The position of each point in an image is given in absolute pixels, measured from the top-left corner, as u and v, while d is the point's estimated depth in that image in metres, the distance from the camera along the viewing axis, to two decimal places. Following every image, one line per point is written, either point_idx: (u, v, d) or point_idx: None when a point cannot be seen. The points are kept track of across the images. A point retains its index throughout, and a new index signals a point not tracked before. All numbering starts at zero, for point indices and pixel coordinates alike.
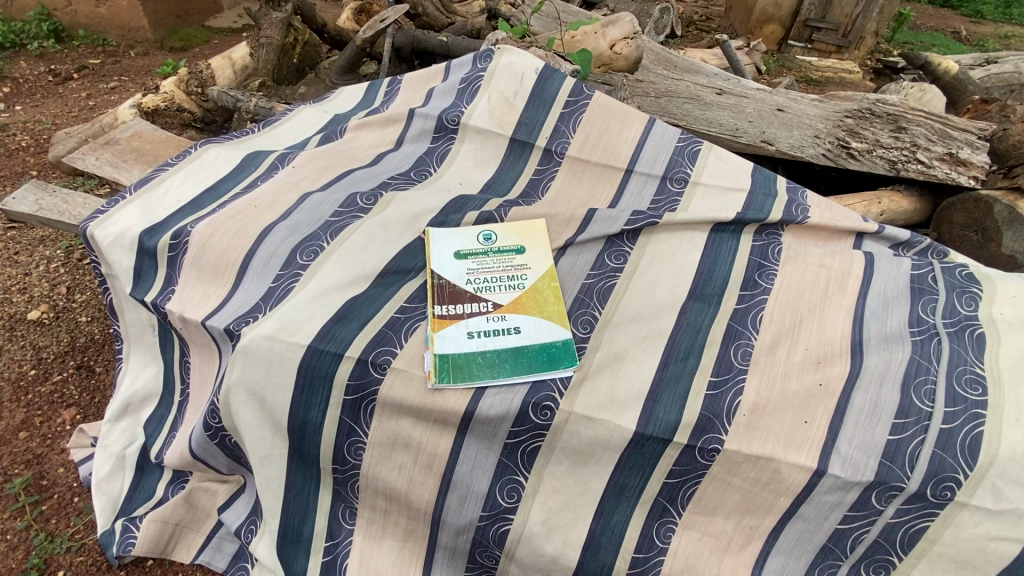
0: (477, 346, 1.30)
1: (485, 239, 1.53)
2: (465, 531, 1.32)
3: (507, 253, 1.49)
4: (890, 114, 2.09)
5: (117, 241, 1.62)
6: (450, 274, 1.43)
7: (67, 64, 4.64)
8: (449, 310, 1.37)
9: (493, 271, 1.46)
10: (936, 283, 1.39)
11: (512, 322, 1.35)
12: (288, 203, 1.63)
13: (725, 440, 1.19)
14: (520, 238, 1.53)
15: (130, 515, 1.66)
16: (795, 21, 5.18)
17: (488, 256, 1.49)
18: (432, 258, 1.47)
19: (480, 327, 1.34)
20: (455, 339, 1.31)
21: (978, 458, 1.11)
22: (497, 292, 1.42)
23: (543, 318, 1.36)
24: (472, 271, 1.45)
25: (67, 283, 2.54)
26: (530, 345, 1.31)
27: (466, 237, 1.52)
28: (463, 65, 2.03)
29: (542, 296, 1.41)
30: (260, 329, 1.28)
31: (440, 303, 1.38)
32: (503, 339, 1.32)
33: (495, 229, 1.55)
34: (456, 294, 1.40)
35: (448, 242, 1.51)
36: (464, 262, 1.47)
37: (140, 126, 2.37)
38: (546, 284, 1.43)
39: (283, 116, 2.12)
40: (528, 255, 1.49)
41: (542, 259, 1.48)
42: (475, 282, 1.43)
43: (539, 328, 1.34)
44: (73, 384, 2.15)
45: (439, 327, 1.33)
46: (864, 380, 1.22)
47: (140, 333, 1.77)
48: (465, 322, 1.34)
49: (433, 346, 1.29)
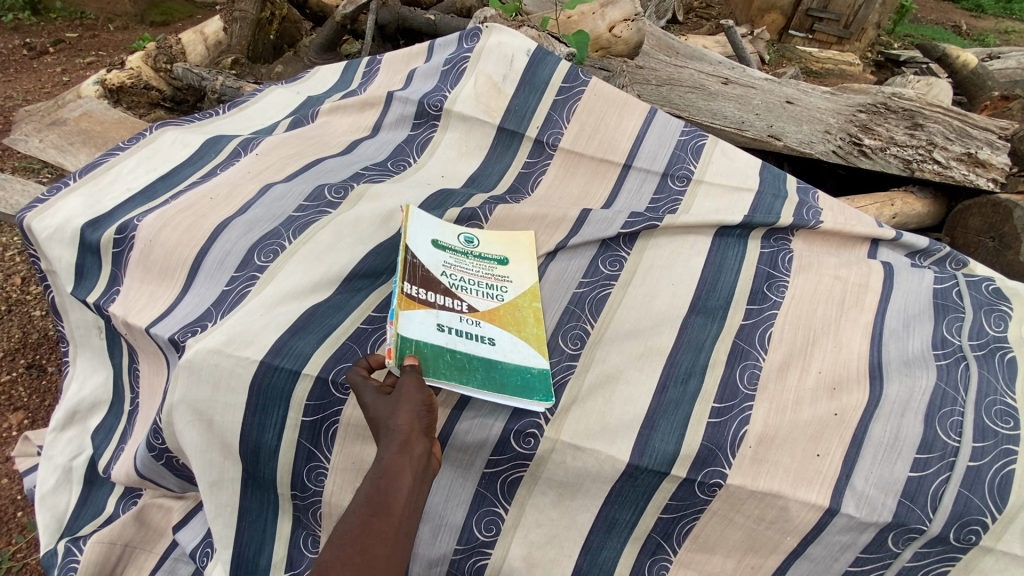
0: (447, 342, 1.12)
1: (469, 240, 1.36)
2: (439, 565, 1.19)
3: (489, 260, 1.34)
4: (906, 109, 1.96)
5: (56, 234, 1.46)
6: (426, 259, 1.26)
7: (41, 37, 4.36)
8: (420, 293, 1.19)
9: (472, 275, 1.29)
10: (961, 299, 1.27)
11: (485, 332, 1.19)
12: (247, 195, 1.46)
13: (728, 475, 1.07)
14: (506, 249, 1.36)
15: (75, 534, 1.53)
16: (797, 10, 5.02)
17: (469, 256, 1.33)
18: (407, 233, 1.28)
19: (452, 323, 1.17)
20: (423, 327, 1.13)
21: (1007, 501, 1.00)
22: (473, 296, 1.25)
23: (519, 337, 1.20)
24: (448, 264, 1.29)
25: (22, 274, 2.36)
26: (506, 362, 1.14)
27: (450, 231, 1.36)
28: (447, 44, 1.85)
29: (522, 314, 1.25)
30: (206, 341, 1.12)
31: (411, 282, 1.20)
32: (476, 345, 1.15)
33: (482, 233, 1.39)
34: (429, 279, 1.23)
35: (430, 226, 1.35)
36: (441, 253, 1.30)
37: (91, 105, 2.17)
38: (528, 306, 1.27)
39: (249, 97, 1.94)
40: (511, 268, 1.33)
41: (526, 275, 1.32)
42: (450, 275, 1.26)
43: (515, 347, 1.18)
44: (22, 384, 1.99)
45: (408, 307, 1.15)
46: (884, 409, 1.09)
47: (87, 334, 1.61)
48: (435, 312, 1.17)
49: (400, 321, 1.11)
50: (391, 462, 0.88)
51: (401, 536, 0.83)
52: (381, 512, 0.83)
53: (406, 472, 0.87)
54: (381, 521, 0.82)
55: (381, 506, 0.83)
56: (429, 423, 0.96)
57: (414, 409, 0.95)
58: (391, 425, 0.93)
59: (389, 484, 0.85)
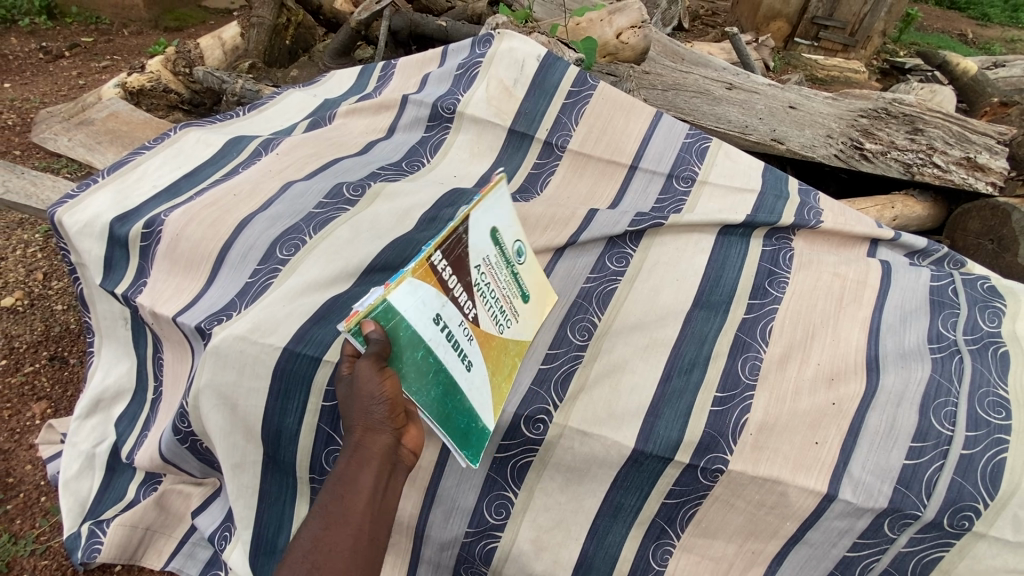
0: (432, 340, 0.97)
1: (518, 254, 1.19)
2: (450, 546, 1.26)
3: (517, 287, 1.18)
4: (906, 115, 2.01)
5: (86, 228, 1.53)
6: (474, 240, 1.06)
7: (58, 42, 4.47)
8: (445, 271, 0.99)
9: (496, 288, 1.12)
10: (956, 296, 1.31)
11: (471, 351, 1.05)
12: (269, 192, 1.52)
13: (730, 460, 1.11)
14: (534, 287, 1.24)
15: (98, 518, 1.58)
16: (802, 18, 5.06)
17: (508, 268, 1.16)
18: (480, 204, 1.06)
19: (451, 322, 1.00)
20: (423, 307, 0.95)
21: (999, 487, 1.04)
22: (486, 311, 1.08)
23: (490, 382, 1.09)
24: (489, 257, 1.10)
25: (44, 269, 2.43)
26: (466, 399, 1.03)
27: (512, 231, 1.18)
28: (461, 49, 1.91)
29: (505, 357, 1.13)
30: (232, 329, 1.18)
31: (442, 252, 0.98)
32: (455, 360, 1.01)
33: (529, 257, 1.24)
34: (463, 262, 1.02)
35: (501, 209, 1.15)
36: (490, 246, 1.10)
37: (117, 106, 2.27)
38: (511, 356, 1.16)
39: (269, 100, 2.01)
40: (525, 309, 1.20)
41: (528, 326, 1.20)
42: (481, 271, 1.08)
43: (481, 388, 1.07)
44: (46, 375, 2.06)
45: (423, 277, 0.95)
46: (880, 399, 1.13)
47: (112, 325, 1.68)
48: (443, 301, 0.99)
49: (400, 287, 0.91)
50: (347, 465, 0.88)
51: (361, 541, 0.84)
52: (335, 522, 0.83)
53: (361, 475, 0.87)
54: (336, 532, 0.83)
55: (337, 515, 0.84)
56: (388, 413, 0.90)
57: (366, 403, 0.89)
58: (348, 421, 0.91)
59: (345, 490, 0.86)
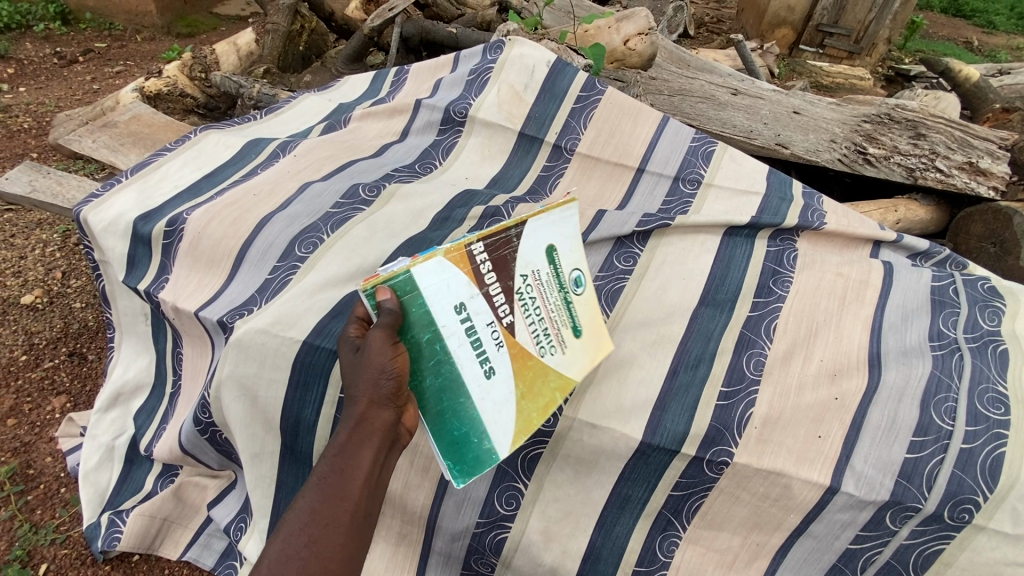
0: (446, 326, 1.01)
1: (576, 284, 1.12)
2: (461, 537, 1.30)
3: (570, 318, 1.11)
4: (909, 120, 2.05)
5: (110, 226, 1.58)
6: (525, 250, 1.07)
7: (72, 47, 4.56)
8: (483, 266, 1.03)
9: (544, 307, 1.08)
10: (957, 296, 1.34)
11: (495, 360, 1.03)
12: (288, 192, 1.57)
13: (735, 453, 1.14)
14: (592, 326, 1.13)
15: (117, 508, 1.63)
16: (807, 26, 5.11)
17: (561, 293, 1.11)
18: (537, 217, 1.09)
19: (474, 316, 1.02)
20: (443, 291, 1.00)
21: (998, 481, 1.07)
22: (525, 323, 1.05)
23: (515, 402, 1.04)
24: (539, 271, 1.09)
25: (62, 268, 2.49)
26: (471, 406, 1.02)
27: (573, 257, 1.13)
28: (472, 55, 1.97)
29: (541, 385, 1.06)
30: (254, 322, 1.23)
31: (485, 246, 1.04)
32: (471, 358, 1.02)
33: (591, 291, 1.15)
34: (506, 264, 1.05)
35: (564, 231, 1.13)
36: (545, 262, 1.10)
37: (138, 108, 2.39)
38: (552, 389, 1.07)
39: (285, 104, 2.07)
40: (575, 343, 1.10)
41: (579, 363, 1.09)
42: (526, 283, 1.07)
43: (500, 404, 1.03)
44: (65, 371, 2.11)
45: (456, 262, 1.02)
46: (881, 395, 1.16)
47: (132, 321, 1.73)
48: (473, 293, 1.02)
49: (425, 264, 0.99)
50: (346, 440, 0.90)
51: (358, 517, 0.86)
52: (333, 497, 0.85)
53: (361, 452, 0.89)
54: (334, 507, 0.84)
55: (336, 490, 0.86)
56: (394, 389, 0.92)
57: (373, 377, 0.92)
58: (352, 393, 0.93)
59: (344, 466, 0.88)
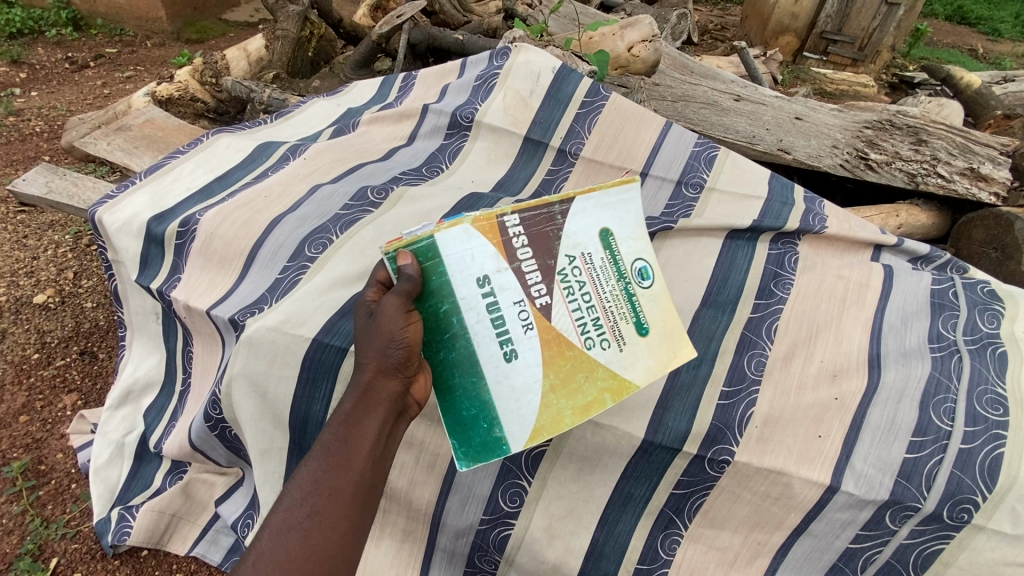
0: (465, 300, 0.97)
1: (640, 276, 1.04)
2: (465, 534, 1.31)
3: (632, 313, 1.03)
4: (910, 127, 2.06)
5: (124, 226, 1.62)
6: (572, 229, 1.01)
7: (83, 52, 4.64)
8: (516, 238, 0.99)
9: (594, 295, 1.02)
10: (957, 298, 1.36)
11: (519, 343, 0.98)
12: (298, 194, 1.61)
13: (736, 452, 1.16)
14: (661, 325, 1.04)
15: (127, 504, 1.65)
16: (811, 33, 5.14)
17: (620, 283, 1.03)
18: (588, 193, 1.02)
19: (498, 292, 0.97)
20: (467, 261, 0.96)
21: (997, 481, 1.08)
22: (566, 307, 1.00)
23: (546, 393, 0.99)
24: (591, 255, 1.02)
25: (74, 269, 2.53)
26: (484, 388, 0.98)
27: (635, 245, 1.05)
28: (479, 62, 2.00)
29: (583, 381, 1.00)
30: (264, 321, 1.26)
31: (522, 219, 0.99)
32: (490, 337, 0.98)
33: (659, 285, 1.06)
34: (545, 241, 1.00)
35: (623, 213, 1.05)
36: (599, 245, 1.02)
37: (152, 113, 2.47)
38: (598, 387, 1.00)
39: (295, 108, 2.11)
40: (640, 342, 1.03)
41: (639, 366, 1.02)
42: (574, 265, 1.01)
43: (524, 391, 0.98)
44: (76, 369, 2.15)
45: (483, 232, 0.97)
46: (881, 395, 1.18)
47: (144, 320, 1.76)
48: (501, 267, 0.98)
49: (450, 230, 0.96)
50: (352, 409, 0.90)
51: (362, 487, 0.86)
52: (337, 468, 0.85)
53: (366, 423, 0.89)
54: (337, 476, 0.85)
55: (341, 460, 0.86)
56: (403, 360, 0.92)
57: (383, 345, 0.92)
58: (359, 361, 0.94)
59: (349, 436, 0.88)
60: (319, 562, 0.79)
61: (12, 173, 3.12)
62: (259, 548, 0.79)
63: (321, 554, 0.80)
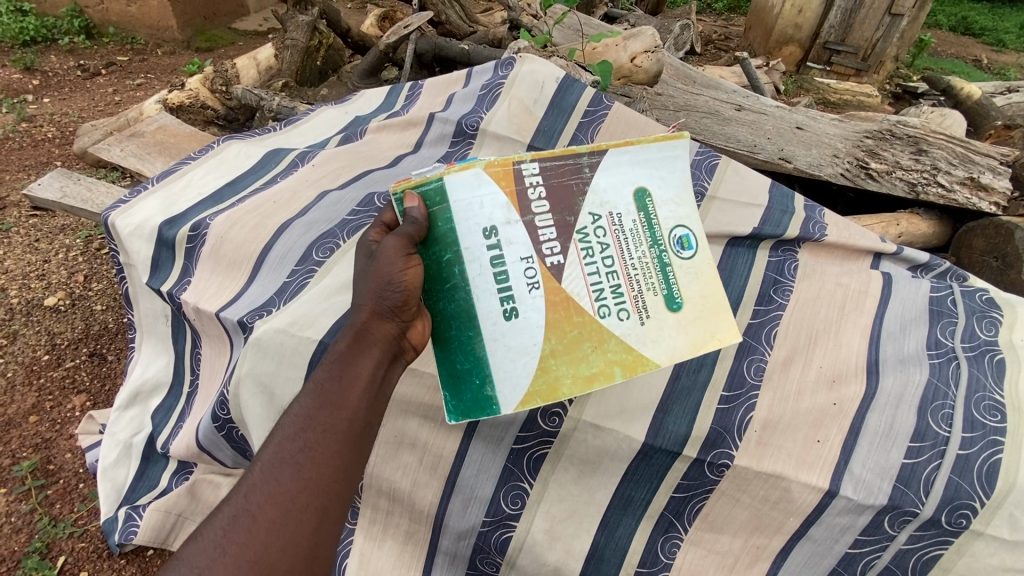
0: (469, 250, 0.93)
1: (679, 245, 0.95)
2: (467, 536, 1.33)
3: (663, 284, 0.95)
4: (910, 136, 2.10)
5: (136, 230, 1.66)
6: (600, 187, 0.95)
7: (96, 60, 4.72)
8: (532, 188, 0.93)
9: (618, 259, 0.94)
10: (955, 306, 1.38)
11: (522, 302, 0.93)
12: (306, 200, 1.64)
13: (735, 456, 1.18)
14: (699, 302, 0.95)
15: (133, 503, 1.67)
16: (815, 43, 5.17)
17: (653, 250, 0.95)
18: (623, 147, 0.95)
19: (504, 245, 0.92)
20: (476, 209, 0.92)
21: (995, 486, 1.09)
22: (580, 269, 0.93)
23: (550, 357, 0.93)
24: (620, 215, 0.95)
25: (84, 272, 2.57)
26: (481, 344, 0.94)
27: (676, 210, 0.96)
28: (484, 72, 2.04)
29: (589, 351, 0.93)
30: (273, 323, 1.29)
31: (541, 168, 0.94)
32: (491, 291, 0.93)
33: (702, 257, 0.96)
34: (565, 195, 0.94)
35: (665, 174, 0.96)
36: (635, 207, 0.95)
37: (165, 120, 2.53)
38: (606, 360, 0.93)
39: (304, 116, 2.15)
40: (669, 317, 0.95)
41: (662, 344, 0.94)
42: (597, 224, 0.94)
43: (520, 351, 0.93)
44: (85, 370, 2.18)
45: (496, 180, 0.92)
46: (880, 401, 1.19)
47: (153, 322, 1.80)
48: (511, 219, 0.93)
49: (462, 174, 0.92)
50: (346, 349, 0.89)
51: (355, 427, 0.85)
52: (330, 405, 0.84)
53: (361, 363, 0.88)
54: (330, 414, 0.84)
55: (334, 398, 0.85)
56: (401, 302, 0.90)
57: (380, 285, 0.90)
58: (355, 301, 0.92)
59: (343, 375, 0.87)
60: (312, 496, 0.79)
61: (26, 178, 3.18)
62: (250, 481, 0.78)
63: (313, 489, 0.79)
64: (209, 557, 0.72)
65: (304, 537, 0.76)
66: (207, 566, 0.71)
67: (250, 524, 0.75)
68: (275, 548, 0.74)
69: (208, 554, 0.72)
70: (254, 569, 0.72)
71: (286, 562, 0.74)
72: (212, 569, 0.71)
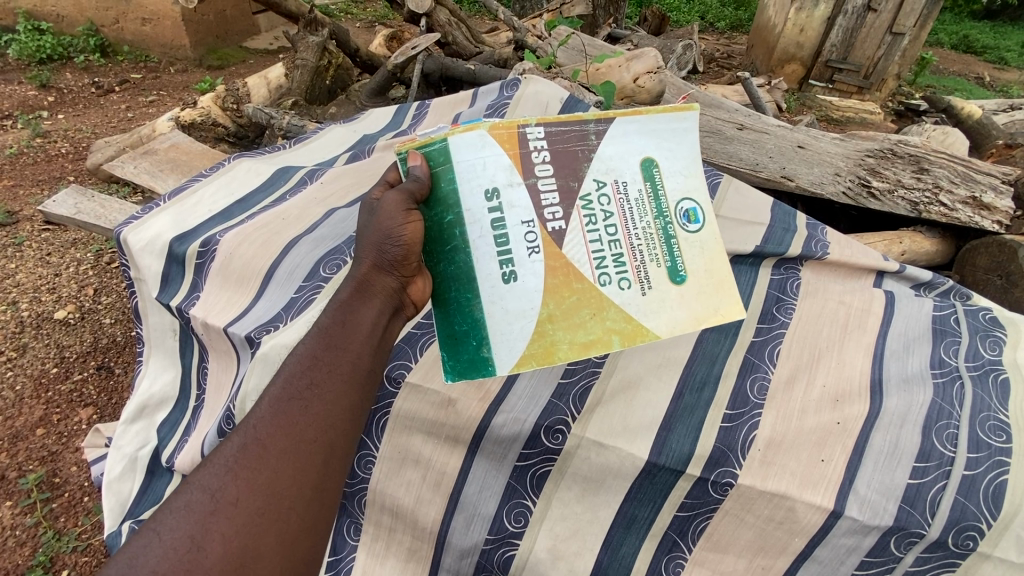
0: (471, 210, 0.91)
1: (685, 217, 0.94)
2: (470, 554, 1.32)
3: (667, 255, 0.93)
4: (912, 155, 2.13)
5: (147, 245, 1.69)
6: (606, 153, 0.93)
7: (109, 77, 4.84)
8: (536, 151, 0.92)
9: (622, 226, 0.93)
10: (958, 325, 1.39)
11: (522, 266, 0.91)
12: (315, 216, 1.68)
13: (738, 475, 1.17)
14: (702, 276, 0.94)
15: (137, 517, 1.64)
16: (817, 61, 5.23)
17: (658, 221, 0.93)
18: (633, 116, 0.93)
19: (506, 208, 0.91)
20: (478, 170, 0.91)
21: (1001, 508, 1.08)
22: (581, 235, 0.92)
23: (549, 324, 0.91)
24: (626, 184, 0.93)
25: (94, 285, 2.60)
26: (478, 306, 0.92)
27: (683, 182, 0.95)
28: (490, 92, 2.09)
29: (587, 317, 0.91)
30: (279, 338, 1.30)
31: (546, 129, 0.92)
32: (490, 255, 0.91)
33: (708, 232, 0.95)
34: (571, 160, 0.93)
35: (674, 145, 0.95)
36: (642, 176, 0.94)
37: (177, 137, 2.59)
38: (604, 327, 0.92)
39: (313, 134, 2.21)
40: (671, 290, 0.93)
41: (663, 315, 0.92)
42: (602, 192, 0.93)
43: (518, 312, 0.91)
44: (93, 383, 2.20)
45: (500, 141, 0.91)
46: (884, 420, 1.19)
47: (162, 336, 1.82)
48: (513, 180, 0.91)
49: (464, 132, 0.91)
50: (349, 298, 0.92)
51: (360, 371, 0.88)
52: (334, 347, 0.88)
53: (363, 312, 0.92)
54: (334, 356, 0.87)
55: (338, 342, 0.88)
56: (402, 256, 0.92)
57: (380, 239, 0.92)
58: (357, 254, 0.96)
59: (348, 321, 0.90)
60: (320, 431, 0.81)
61: (38, 193, 3.23)
62: (258, 415, 0.81)
63: (321, 424, 0.82)
64: (221, 479, 0.75)
65: (312, 468, 0.79)
66: (219, 488, 0.74)
67: (260, 451, 0.78)
68: (285, 475, 0.77)
69: (220, 476, 0.75)
70: (266, 494, 0.75)
71: (296, 489, 0.77)
72: (224, 490, 0.74)
